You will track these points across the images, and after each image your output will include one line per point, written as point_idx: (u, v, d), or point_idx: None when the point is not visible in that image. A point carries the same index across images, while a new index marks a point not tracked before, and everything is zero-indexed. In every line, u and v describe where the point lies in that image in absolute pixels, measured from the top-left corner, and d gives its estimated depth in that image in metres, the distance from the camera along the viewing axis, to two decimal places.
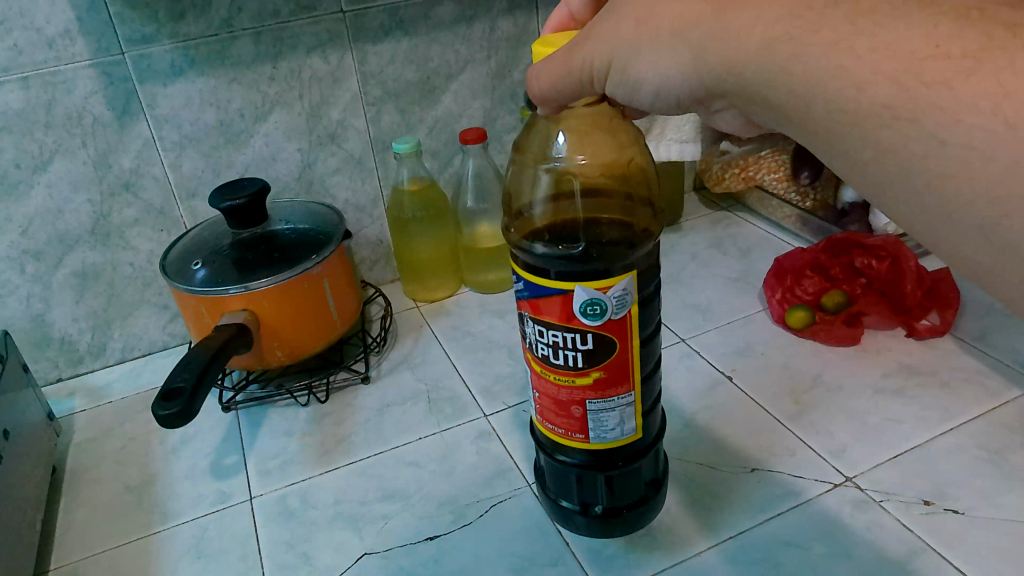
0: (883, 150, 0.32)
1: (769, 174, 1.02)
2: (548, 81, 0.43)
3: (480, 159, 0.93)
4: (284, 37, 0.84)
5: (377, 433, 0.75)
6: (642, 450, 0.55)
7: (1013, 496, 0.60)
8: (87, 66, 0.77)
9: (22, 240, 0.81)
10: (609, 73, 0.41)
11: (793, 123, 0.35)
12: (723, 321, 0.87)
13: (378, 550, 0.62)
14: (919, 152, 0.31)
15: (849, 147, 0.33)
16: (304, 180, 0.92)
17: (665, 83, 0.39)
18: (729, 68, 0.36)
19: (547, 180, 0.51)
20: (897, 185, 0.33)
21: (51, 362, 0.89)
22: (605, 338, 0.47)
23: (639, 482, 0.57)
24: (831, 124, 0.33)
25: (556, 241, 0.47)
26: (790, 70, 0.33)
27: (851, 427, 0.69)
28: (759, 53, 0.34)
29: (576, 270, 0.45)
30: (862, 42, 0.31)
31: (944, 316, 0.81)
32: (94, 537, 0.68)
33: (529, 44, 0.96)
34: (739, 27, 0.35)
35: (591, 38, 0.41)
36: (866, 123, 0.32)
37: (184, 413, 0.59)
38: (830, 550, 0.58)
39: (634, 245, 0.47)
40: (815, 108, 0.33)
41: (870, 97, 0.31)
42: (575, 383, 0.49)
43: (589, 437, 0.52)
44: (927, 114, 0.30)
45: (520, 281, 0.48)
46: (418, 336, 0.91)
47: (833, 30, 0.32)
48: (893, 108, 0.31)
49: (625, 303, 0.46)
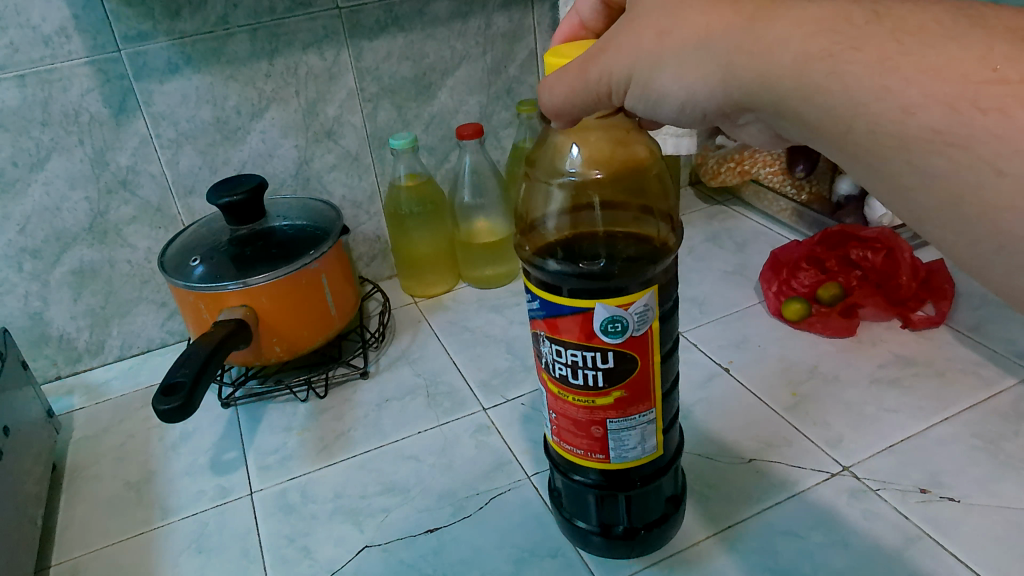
0: (931, 177, 0.33)
1: (764, 168, 1.04)
2: (561, 94, 0.43)
3: (477, 154, 0.94)
4: (280, 33, 0.84)
5: (376, 427, 0.76)
6: (661, 468, 0.54)
7: (1009, 484, 0.61)
8: (83, 64, 0.77)
9: (20, 238, 0.82)
10: (630, 86, 0.41)
11: (828, 141, 0.36)
12: (721, 315, 0.87)
13: (378, 544, 0.63)
14: (973, 182, 0.31)
15: (892, 172, 0.34)
16: (301, 177, 0.93)
17: (690, 97, 0.40)
18: (761, 82, 0.37)
19: (561, 193, 0.50)
20: (943, 215, 0.33)
21: (49, 361, 0.89)
22: (627, 355, 0.47)
23: (659, 499, 0.56)
24: (872, 145, 0.34)
25: (572, 257, 0.47)
26: (829, 88, 0.34)
27: (847, 417, 0.70)
28: (793, 68, 0.35)
29: (591, 288, 0.45)
30: (908, 62, 0.32)
31: (939, 307, 0.81)
32: (95, 533, 0.68)
33: (524, 40, 0.97)
34: (773, 41, 0.35)
35: (611, 50, 0.41)
36: (912, 148, 0.32)
37: (184, 407, 0.59)
38: (828, 539, 0.58)
39: (656, 258, 0.47)
40: (856, 129, 0.34)
41: (919, 121, 0.32)
42: (595, 403, 0.49)
43: (610, 457, 0.52)
44: (982, 141, 0.30)
45: (535, 299, 0.48)
46: (416, 331, 0.91)
47: (877, 48, 0.32)
48: (944, 133, 0.31)
49: (645, 319, 0.47)
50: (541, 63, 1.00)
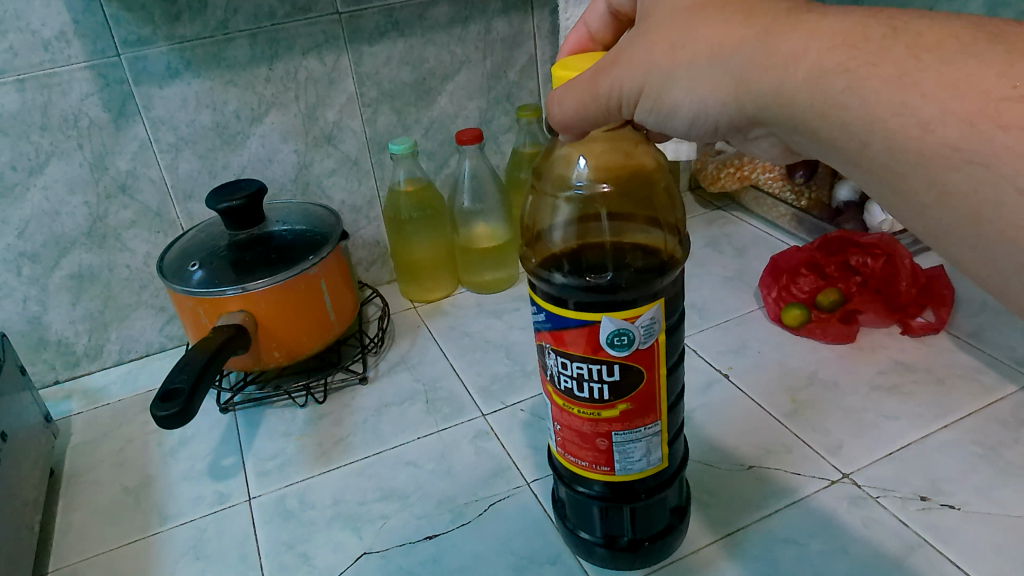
0: (951, 193, 0.33)
1: (764, 174, 1.04)
2: (571, 106, 0.42)
3: (476, 159, 0.93)
4: (280, 38, 0.84)
5: (376, 433, 0.75)
6: (666, 480, 0.54)
7: (1009, 491, 0.61)
8: (83, 69, 0.77)
9: (19, 242, 0.81)
10: (640, 99, 0.41)
11: (844, 155, 0.36)
12: (720, 320, 0.87)
13: (377, 550, 0.62)
14: (993, 199, 0.32)
15: (909, 187, 0.34)
16: (301, 181, 0.93)
17: (703, 111, 0.40)
18: (775, 97, 0.37)
19: (568, 206, 0.50)
20: (964, 230, 0.34)
21: (47, 365, 0.89)
22: (633, 368, 0.47)
23: (663, 511, 0.56)
24: (890, 160, 0.34)
25: (579, 269, 0.47)
26: (845, 103, 0.34)
27: (846, 423, 0.70)
28: (808, 83, 0.35)
29: (599, 301, 0.45)
30: (927, 78, 0.32)
31: (939, 312, 0.81)
32: (93, 539, 0.68)
33: (524, 45, 0.97)
34: (788, 54, 0.36)
35: (623, 63, 0.41)
36: (931, 165, 0.33)
37: (183, 413, 0.59)
38: (828, 547, 0.58)
39: (663, 271, 0.47)
40: (873, 143, 0.34)
41: (937, 137, 0.32)
42: (600, 416, 0.49)
43: (614, 469, 0.51)
44: (1003, 159, 0.31)
45: (541, 312, 0.48)
46: (416, 336, 0.91)
47: (895, 63, 0.33)
48: (963, 150, 0.32)
49: (652, 332, 0.46)
50: (540, 68, 1.00)
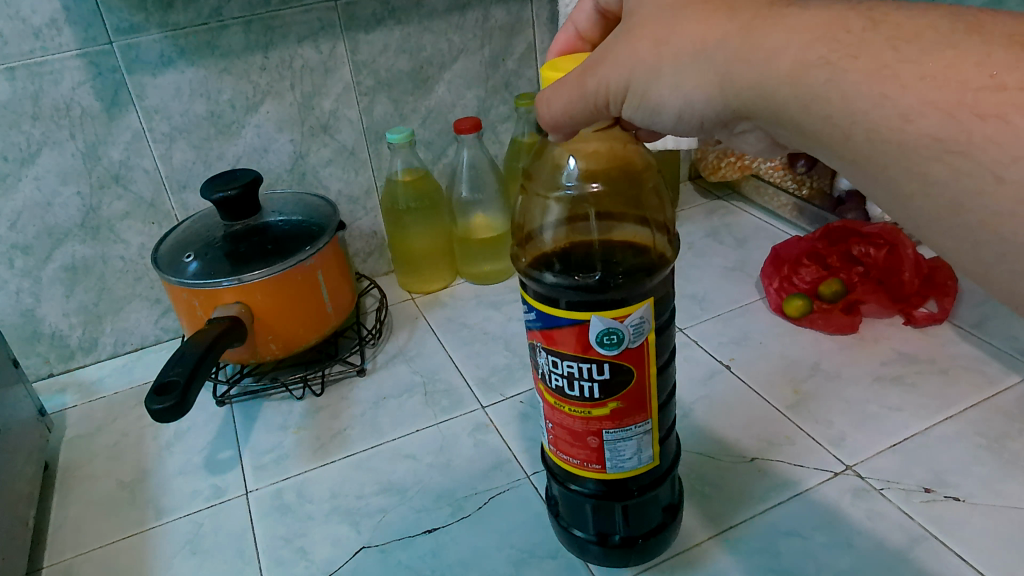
0: (931, 184, 0.32)
1: (765, 162, 1.02)
2: (559, 106, 0.42)
3: (475, 149, 0.92)
4: (274, 26, 0.82)
5: (374, 425, 0.75)
6: (658, 478, 0.53)
7: (1014, 483, 0.60)
8: (74, 56, 0.75)
9: (10, 234, 0.80)
10: (627, 96, 0.40)
11: (828, 150, 0.35)
12: (721, 311, 0.87)
13: (375, 544, 0.62)
14: (973, 189, 0.31)
15: (892, 178, 0.34)
16: (297, 172, 0.91)
17: (689, 106, 0.39)
18: (759, 91, 0.36)
19: (558, 207, 0.49)
20: (946, 221, 0.33)
21: (41, 358, 0.88)
22: (623, 367, 0.46)
23: (657, 508, 0.55)
24: (872, 152, 0.33)
25: (569, 268, 0.46)
26: (827, 96, 0.33)
27: (850, 416, 0.69)
28: (792, 76, 0.34)
29: (589, 300, 0.44)
30: (906, 70, 0.31)
31: (942, 303, 0.80)
32: (86, 534, 0.67)
33: (523, 32, 0.95)
34: (770, 49, 0.35)
35: (606, 61, 0.40)
36: (912, 156, 0.32)
37: (178, 407, 0.58)
38: (831, 540, 0.58)
39: (652, 271, 0.46)
40: (854, 136, 0.33)
41: (917, 128, 0.31)
42: (591, 414, 0.48)
43: (606, 467, 0.51)
44: (982, 149, 0.30)
45: (532, 311, 0.47)
46: (414, 328, 0.90)
47: (874, 56, 0.32)
48: (942, 141, 0.31)
49: (641, 331, 0.45)
50: (540, 56, 0.99)
